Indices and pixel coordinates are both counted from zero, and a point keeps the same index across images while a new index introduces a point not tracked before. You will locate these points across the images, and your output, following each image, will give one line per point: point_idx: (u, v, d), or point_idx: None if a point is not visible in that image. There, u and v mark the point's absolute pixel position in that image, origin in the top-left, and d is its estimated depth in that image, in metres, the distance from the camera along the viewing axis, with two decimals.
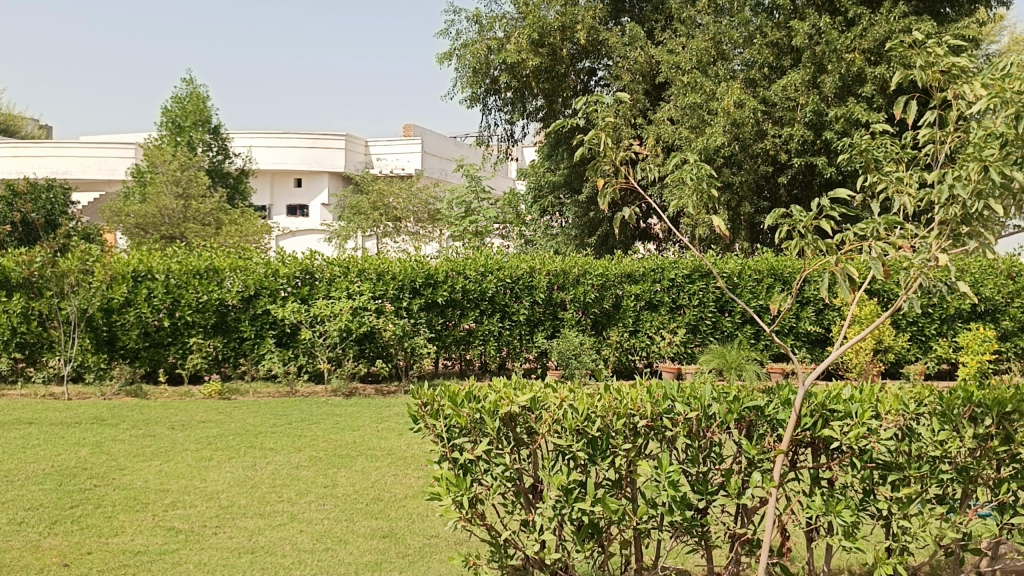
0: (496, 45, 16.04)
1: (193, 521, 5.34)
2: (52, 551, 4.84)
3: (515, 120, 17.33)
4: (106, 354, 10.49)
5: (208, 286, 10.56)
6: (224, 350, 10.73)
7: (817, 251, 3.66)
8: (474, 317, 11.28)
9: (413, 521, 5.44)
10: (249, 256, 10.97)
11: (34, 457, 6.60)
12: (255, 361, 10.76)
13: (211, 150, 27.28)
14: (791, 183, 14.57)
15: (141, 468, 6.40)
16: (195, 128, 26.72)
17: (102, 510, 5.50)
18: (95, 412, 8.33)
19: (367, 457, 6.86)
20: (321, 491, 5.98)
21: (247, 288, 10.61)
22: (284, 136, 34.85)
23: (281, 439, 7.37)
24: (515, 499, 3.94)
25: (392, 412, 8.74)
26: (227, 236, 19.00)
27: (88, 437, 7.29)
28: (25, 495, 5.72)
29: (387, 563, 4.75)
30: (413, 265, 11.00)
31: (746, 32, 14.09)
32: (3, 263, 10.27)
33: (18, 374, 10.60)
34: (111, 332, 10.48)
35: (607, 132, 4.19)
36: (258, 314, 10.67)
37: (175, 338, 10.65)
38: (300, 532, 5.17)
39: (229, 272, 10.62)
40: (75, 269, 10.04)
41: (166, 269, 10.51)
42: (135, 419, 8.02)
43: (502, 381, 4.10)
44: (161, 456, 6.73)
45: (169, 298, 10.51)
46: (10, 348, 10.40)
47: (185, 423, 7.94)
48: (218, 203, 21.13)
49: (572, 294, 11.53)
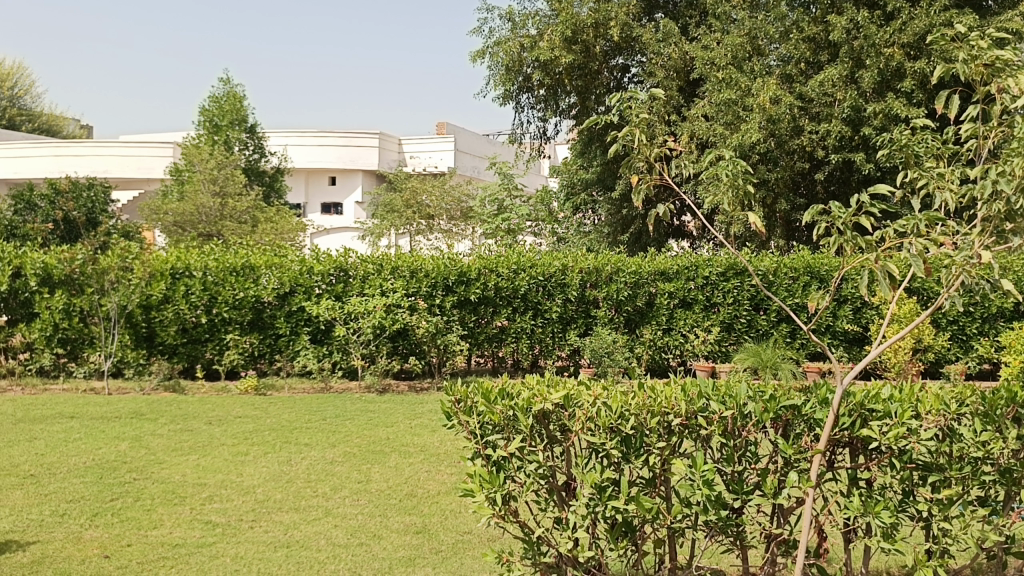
0: (529, 42, 16.03)
1: (230, 514, 5.42)
2: (93, 542, 4.94)
3: (548, 117, 17.33)
4: (145, 350, 10.67)
5: (244, 284, 10.69)
6: (260, 346, 10.86)
7: (856, 248, 3.59)
8: (506, 315, 11.30)
9: (447, 517, 5.46)
10: (284, 254, 11.08)
11: (75, 451, 6.73)
12: (291, 358, 10.87)
13: (247, 149, 27.61)
14: (828, 180, 14.37)
15: (179, 462, 6.50)
16: (231, 127, 27.03)
17: (141, 502, 5.60)
18: (134, 406, 8.48)
19: (401, 453, 6.90)
20: (355, 486, 6.03)
21: (282, 286, 10.73)
22: (319, 135, 35.14)
23: (315, 434, 7.44)
24: (548, 496, 3.93)
25: (426, 409, 8.79)
26: (263, 233, 19.23)
27: (128, 431, 7.42)
28: (67, 487, 5.84)
29: (421, 558, 4.78)
30: (446, 263, 11.03)
31: (783, 26, 13.92)
32: (46, 260, 10.49)
33: (61, 369, 10.82)
34: (150, 328, 10.67)
35: (641, 128, 4.16)
36: (293, 311, 10.78)
37: (212, 334, 10.81)
38: (334, 527, 5.22)
39: (264, 270, 10.74)
40: (114, 266, 10.26)
41: (203, 266, 10.67)
42: (173, 414, 8.16)
43: (535, 378, 4.09)
44: (198, 451, 6.84)
45: (206, 295, 10.66)
46: (52, 344, 10.61)
47: (222, 418, 8.06)
48: (254, 201, 21.37)
49: (605, 291, 11.49)
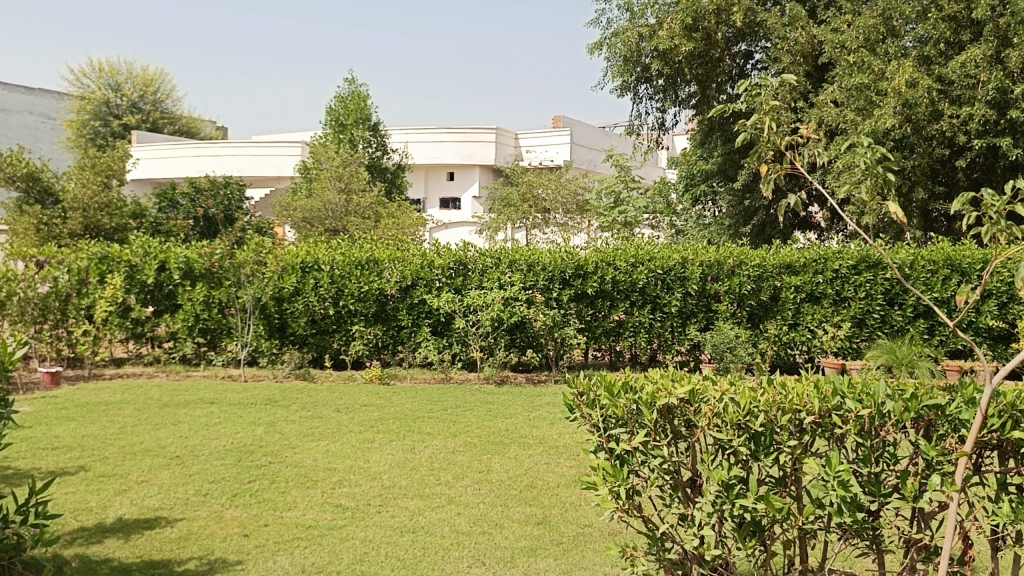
0: (648, 32, 15.81)
1: (358, 499, 5.62)
2: (233, 521, 5.23)
3: (667, 108, 17.08)
4: (278, 340, 11.23)
5: (368, 277, 11.04)
6: (383, 337, 11.21)
7: (1009, 238, 3.36)
8: (624, 309, 11.21)
9: (567, 509, 5.48)
10: (406, 248, 11.36)
11: (216, 434, 7.14)
12: (412, 349, 11.16)
13: (370, 146, 28.47)
14: (970, 167, 13.51)
15: (310, 447, 6.79)
16: (356, 125, 27.92)
17: (276, 485, 5.89)
18: (268, 394, 8.92)
19: (521, 445, 6.97)
20: (477, 476, 6.13)
21: (405, 279, 11.02)
22: (437, 131, 35.86)
23: (437, 424, 7.62)
24: (673, 493, 3.87)
25: (544, 401, 8.83)
26: (385, 228, 19.80)
27: (263, 416, 7.82)
28: (210, 468, 6.21)
29: (543, 549, 4.81)
30: (564, 256, 11.04)
31: (920, 5, 13.17)
32: (188, 255, 11.11)
33: (202, 357, 11.47)
34: (282, 319, 11.20)
35: (770, 116, 4.05)
36: (415, 303, 11.07)
37: (339, 325, 11.23)
38: (457, 515, 5.33)
39: (388, 263, 11.05)
40: (250, 260, 10.83)
41: (331, 260, 11.06)
42: (303, 401, 8.53)
43: (658, 373, 4.04)
44: (328, 437, 7.12)
45: (334, 287, 11.07)
46: (194, 333, 11.26)
47: (349, 406, 8.37)
48: (377, 197, 22.02)
49: (728, 285, 11.21)
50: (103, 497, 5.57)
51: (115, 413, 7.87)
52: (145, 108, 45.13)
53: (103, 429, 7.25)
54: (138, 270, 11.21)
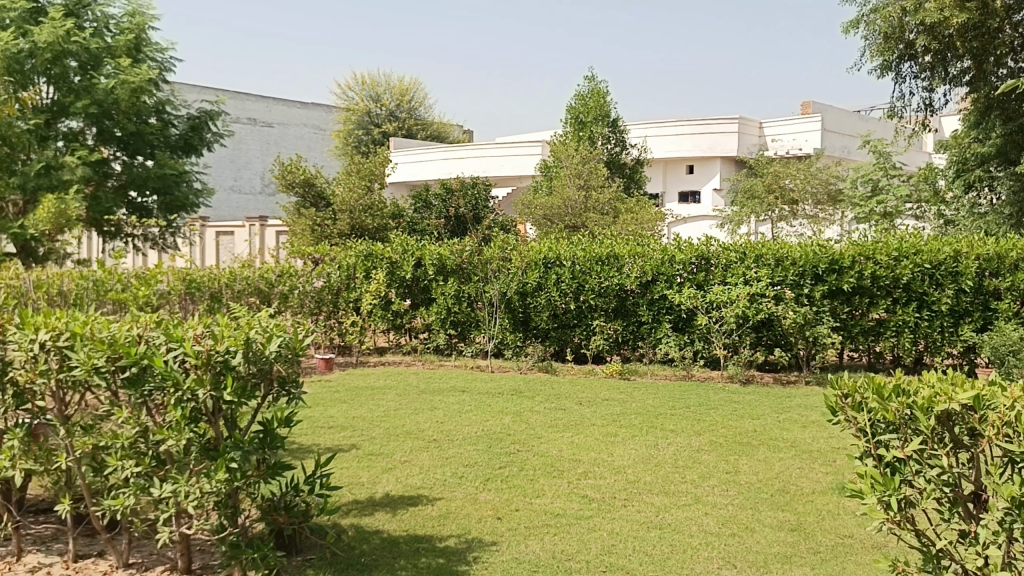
0: (913, 5, 14.48)
1: (604, 491, 5.69)
2: (488, 504, 5.50)
3: (936, 87, 15.58)
4: (522, 333, 11.66)
5: (609, 272, 11.13)
6: (624, 332, 11.26)
7: None
8: (885, 306, 10.42)
9: (824, 517, 5.19)
10: (648, 243, 11.32)
11: (468, 421, 7.55)
12: (654, 345, 11.12)
13: (610, 143, 28.64)
14: None
15: (555, 438, 6.98)
16: (596, 122, 28.21)
17: (525, 472, 6.11)
18: (514, 384, 9.29)
19: (770, 447, 6.70)
20: (724, 476, 5.98)
21: (645, 274, 10.98)
22: (676, 125, 35.33)
23: (681, 421, 7.52)
24: (953, 507, 3.54)
25: (794, 403, 8.42)
26: (625, 224, 19.81)
27: (511, 406, 8.15)
28: (464, 453, 6.58)
29: (798, 557, 4.59)
30: (816, 250, 10.44)
31: None
32: (441, 252, 11.82)
33: (453, 348, 12.15)
34: (526, 313, 11.62)
35: None
36: (656, 299, 11.00)
37: (580, 319, 11.44)
38: (705, 514, 5.24)
39: (628, 259, 11.06)
40: (495, 257, 11.53)
41: (573, 256, 11.28)
42: (548, 393, 8.79)
43: (936, 376, 3.70)
44: (572, 429, 7.28)
45: (575, 283, 11.29)
46: (446, 325, 11.98)
47: (591, 399, 8.50)
48: (616, 193, 22.07)
49: (1008, 281, 10.28)
50: (372, 474, 6.09)
51: (380, 397, 8.57)
52: (401, 116, 48.68)
53: (370, 411, 7.93)
54: (397, 266, 12.08)
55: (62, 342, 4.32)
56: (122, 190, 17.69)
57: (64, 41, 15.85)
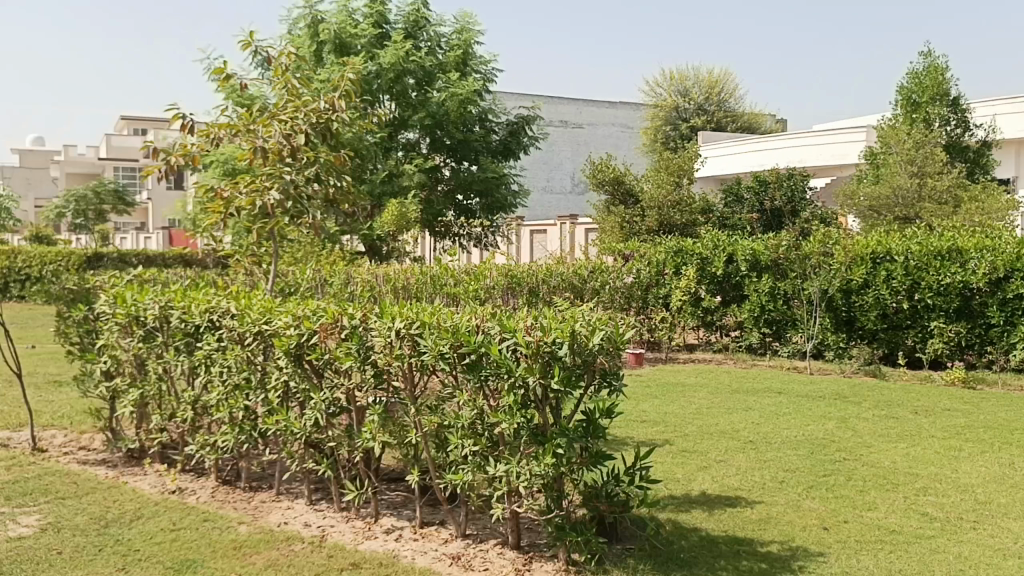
0: None
1: (949, 510, 5.13)
2: (812, 513, 5.21)
3: None
4: (846, 335, 10.90)
5: (951, 267, 10.06)
6: (968, 336, 10.12)
7: None
8: None
9: None
10: (999, 235, 10.08)
11: (788, 424, 7.22)
12: (1006, 351, 9.93)
13: (950, 124, 22.38)
14: None
15: (888, 448, 6.42)
16: (932, 103, 21.99)
17: (854, 482, 5.70)
18: (836, 388, 8.72)
19: None
20: None
21: (996, 270, 9.77)
22: None
23: None
24: None
25: None
26: (969, 213, 17.49)
27: (834, 411, 7.65)
28: (784, 457, 6.29)
29: None
30: None
31: None
32: (755, 247, 11.45)
33: (767, 347, 11.69)
34: (850, 313, 10.86)
35: None
36: (1009, 299, 9.80)
37: (914, 320, 10.46)
38: None
39: (975, 253, 9.94)
40: (816, 252, 10.86)
41: (905, 250, 10.36)
42: (876, 399, 8.13)
43: None
44: (907, 440, 6.65)
45: (908, 280, 10.35)
46: (760, 324, 11.57)
47: (929, 409, 7.71)
48: (957, 179, 19.52)
49: None
50: (688, 471, 6.05)
51: (692, 395, 8.51)
52: (710, 109, 47.80)
53: (683, 408, 7.89)
54: (708, 263, 11.93)
55: (414, 330, 4.81)
56: (451, 193, 19.48)
57: (404, 61, 17.92)
